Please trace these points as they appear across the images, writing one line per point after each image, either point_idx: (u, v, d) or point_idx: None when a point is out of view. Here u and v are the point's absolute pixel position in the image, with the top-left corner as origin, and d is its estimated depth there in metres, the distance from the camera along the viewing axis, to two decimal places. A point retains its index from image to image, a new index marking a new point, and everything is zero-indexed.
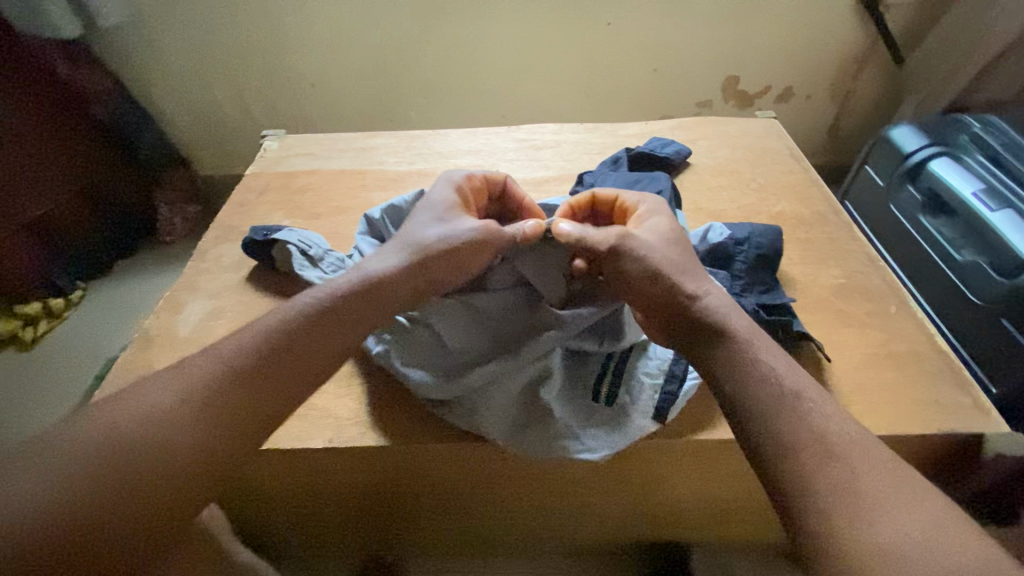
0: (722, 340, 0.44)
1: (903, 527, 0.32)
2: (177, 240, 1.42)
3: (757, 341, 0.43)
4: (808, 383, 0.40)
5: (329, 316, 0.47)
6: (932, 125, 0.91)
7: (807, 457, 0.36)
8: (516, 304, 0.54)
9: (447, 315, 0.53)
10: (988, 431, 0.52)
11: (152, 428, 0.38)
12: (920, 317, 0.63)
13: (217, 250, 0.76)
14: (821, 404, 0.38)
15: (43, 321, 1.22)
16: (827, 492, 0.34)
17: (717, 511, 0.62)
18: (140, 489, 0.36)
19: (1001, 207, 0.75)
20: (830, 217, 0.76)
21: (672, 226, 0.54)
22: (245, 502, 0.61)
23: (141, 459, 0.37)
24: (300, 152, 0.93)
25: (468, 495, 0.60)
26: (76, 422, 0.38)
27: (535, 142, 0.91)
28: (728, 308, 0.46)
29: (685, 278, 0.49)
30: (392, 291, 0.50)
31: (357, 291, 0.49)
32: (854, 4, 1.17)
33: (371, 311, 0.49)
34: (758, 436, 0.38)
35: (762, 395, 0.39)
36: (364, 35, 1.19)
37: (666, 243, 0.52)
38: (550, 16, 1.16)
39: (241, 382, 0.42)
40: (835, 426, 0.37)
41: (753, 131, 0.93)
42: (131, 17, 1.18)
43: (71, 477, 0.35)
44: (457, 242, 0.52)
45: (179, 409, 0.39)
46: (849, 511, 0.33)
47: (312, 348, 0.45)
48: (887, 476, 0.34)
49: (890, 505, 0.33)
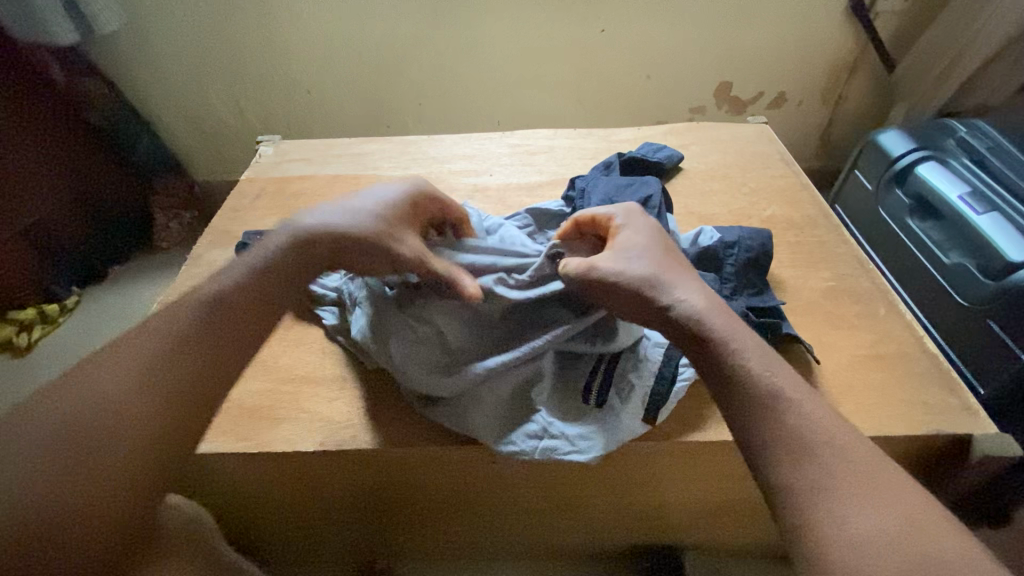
0: (697, 344, 0.43)
1: (880, 524, 0.33)
2: (172, 245, 1.43)
3: (735, 339, 0.42)
4: (787, 378, 0.40)
5: (255, 278, 0.47)
6: (920, 130, 0.91)
7: (782, 453, 0.37)
8: (518, 309, 0.55)
9: (448, 313, 0.53)
10: (976, 433, 0.52)
11: (107, 422, 0.38)
12: (909, 319, 0.63)
13: (211, 254, 0.76)
14: (801, 400, 0.39)
15: (37, 328, 1.21)
16: (804, 487, 0.35)
17: (709, 514, 0.62)
18: (110, 478, 0.37)
19: (987, 210, 0.76)
20: (820, 220, 0.76)
21: (642, 245, 0.50)
22: (235, 507, 0.61)
23: (98, 456, 0.37)
24: (294, 158, 0.93)
25: (460, 497, 0.60)
26: (36, 419, 0.37)
27: (529, 147, 0.92)
28: (705, 311, 0.44)
29: (657, 288, 0.46)
30: (300, 261, 0.49)
31: (265, 262, 0.48)
32: (845, 11, 1.18)
33: (276, 282, 0.47)
34: (740, 433, 0.39)
35: (741, 391, 0.40)
36: (359, 42, 1.20)
37: (634, 265, 0.48)
38: (543, 23, 1.17)
39: (191, 367, 0.42)
40: (815, 423, 0.37)
41: (745, 136, 0.94)
42: (127, 24, 1.19)
43: (37, 476, 0.36)
44: (380, 242, 0.50)
45: (134, 400, 0.39)
46: (826, 505, 0.34)
47: (243, 317, 0.45)
48: (863, 473, 0.35)
49: (865, 500, 0.34)
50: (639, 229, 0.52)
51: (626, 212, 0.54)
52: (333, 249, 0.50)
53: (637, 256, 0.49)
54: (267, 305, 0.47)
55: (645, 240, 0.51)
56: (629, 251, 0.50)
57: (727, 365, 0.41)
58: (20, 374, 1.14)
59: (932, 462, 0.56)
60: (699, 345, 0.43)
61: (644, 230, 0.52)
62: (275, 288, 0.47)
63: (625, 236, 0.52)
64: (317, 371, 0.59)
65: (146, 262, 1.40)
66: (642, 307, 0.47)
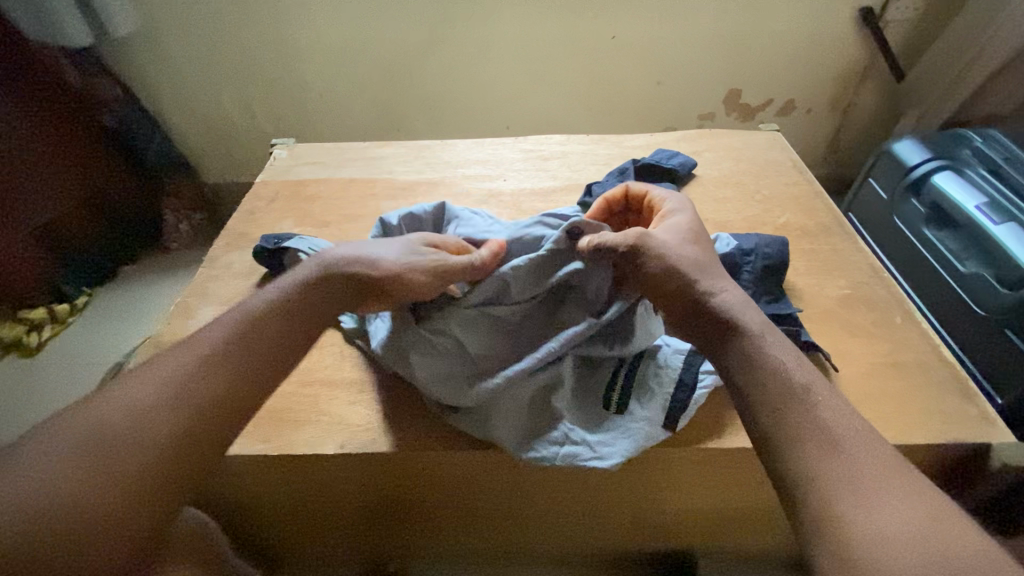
0: (732, 335, 0.44)
1: (904, 515, 0.33)
2: (181, 246, 1.43)
3: (769, 336, 0.43)
4: (813, 373, 0.41)
5: (317, 287, 0.50)
6: (935, 139, 0.92)
7: (808, 445, 0.37)
8: (535, 312, 0.55)
9: (468, 322, 0.53)
10: (994, 441, 0.53)
11: (138, 426, 0.39)
12: (926, 328, 0.64)
13: (227, 257, 0.77)
14: (828, 396, 0.39)
15: (47, 327, 1.22)
16: (828, 480, 0.35)
17: (726, 521, 0.63)
18: (131, 486, 0.37)
19: (1003, 219, 0.76)
20: (835, 228, 0.77)
21: (689, 233, 0.52)
22: (251, 510, 0.61)
23: (118, 464, 0.37)
24: (308, 161, 0.94)
25: (478, 501, 0.60)
26: (75, 424, 0.38)
27: (542, 153, 0.93)
28: (742, 306, 0.45)
29: (701, 275, 0.48)
30: (339, 286, 0.51)
31: (302, 289, 0.49)
32: (855, 20, 1.18)
33: (317, 305, 0.50)
34: (767, 426, 0.39)
35: (770, 385, 0.40)
36: (371, 47, 1.21)
37: (680, 249, 0.50)
38: (555, 30, 1.18)
39: (218, 381, 0.42)
40: (839, 418, 0.38)
41: (757, 144, 0.94)
42: (141, 26, 1.20)
43: (65, 479, 0.36)
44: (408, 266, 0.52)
45: (165, 404, 0.40)
46: (849, 499, 0.34)
47: (275, 332, 0.46)
48: (884, 467, 0.36)
49: (888, 492, 0.34)
50: (690, 218, 0.55)
51: (680, 201, 0.57)
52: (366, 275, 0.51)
53: (682, 241, 0.51)
54: (298, 322, 0.48)
55: (692, 227, 0.53)
56: (677, 235, 0.52)
57: (760, 355, 0.42)
58: (31, 374, 1.14)
59: (949, 470, 0.57)
60: (729, 336, 0.44)
61: (694, 220, 0.54)
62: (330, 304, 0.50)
63: (676, 220, 0.54)
64: (336, 374, 0.59)
65: (154, 262, 1.40)
66: (677, 293, 0.48)
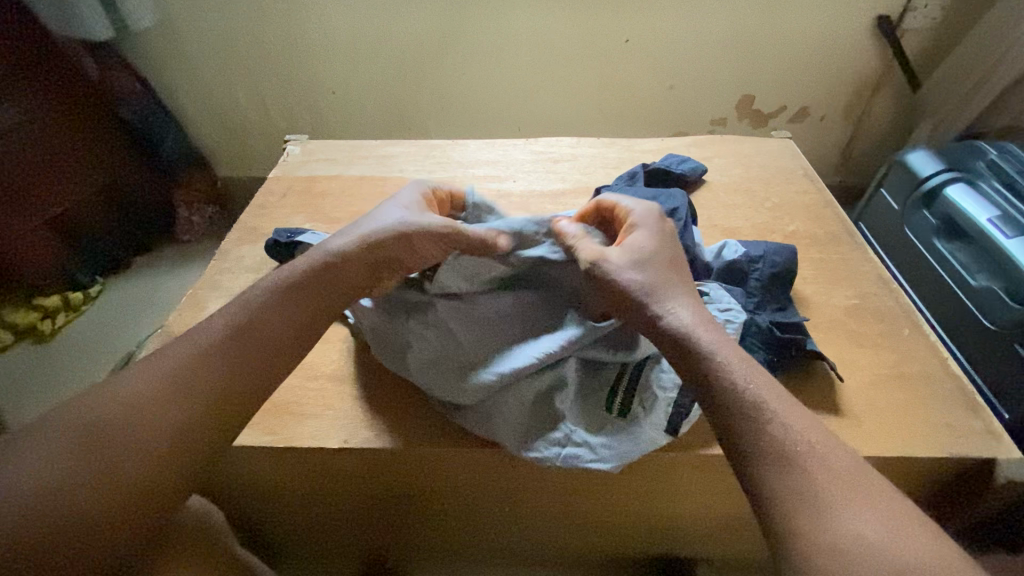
0: (684, 358, 0.44)
1: (860, 530, 0.33)
2: (195, 239, 1.45)
3: (724, 351, 0.43)
4: (770, 389, 0.41)
5: (331, 273, 0.50)
6: (948, 151, 0.91)
7: (764, 464, 0.37)
8: (528, 304, 0.56)
9: (453, 312, 0.54)
10: (1000, 457, 0.52)
11: (144, 420, 0.39)
12: (934, 340, 0.63)
13: (239, 250, 0.78)
14: (785, 413, 0.39)
15: (61, 314, 1.23)
16: (784, 496, 0.35)
17: (726, 527, 0.62)
18: (137, 480, 0.38)
19: (1017, 233, 0.75)
20: (844, 238, 0.76)
21: (651, 249, 0.51)
22: (252, 501, 0.62)
23: (124, 460, 0.38)
24: (321, 158, 0.95)
25: (474, 499, 0.60)
26: (82, 412, 0.39)
27: (553, 155, 0.93)
28: (695, 326, 0.45)
29: (654, 297, 0.47)
30: (347, 273, 0.51)
31: (317, 278, 0.50)
32: (871, 29, 1.17)
33: (326, 290, 0.50)
34: (726, 442, 0.40)
35: (725, 404, 0.40)
36: (385, 45, 1.22)
37: (633, 272, 0.49)
38: (568, 33, 1.18)
39: (220, 377, 0.43)
40: (793, 433, 0.38)
41: (769, 150, 0.94)
42: (161, 21, 1.22)
43: (72, 467, 0.37)
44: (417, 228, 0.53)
45: (170, 399, 0.41)
46: (820, 505, 0.35)
47: (269, 336, 0.46)
48: (849, 483, 0.36)
49: (844, 505, 0.35)
50: (651, 232, 0.53)
51: (646, 212, 0.55)
52: (371, 258, 0.52)
53: (640, 261, 0.50)
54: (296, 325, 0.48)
55: (653, 244, 0.52)
56: (638, 252, 0.50)
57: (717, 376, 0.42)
58: (46, 360, 1.16)
59: (953, 488, 0.56)
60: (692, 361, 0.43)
61: (658, 235, 0.53)
62: (348, 280, 0.51)
63: (638, 235, 0.52)
64: (342, 370, 0.60)
65: (167, 254, 1.42)
66: (642, 318, 0.47)
